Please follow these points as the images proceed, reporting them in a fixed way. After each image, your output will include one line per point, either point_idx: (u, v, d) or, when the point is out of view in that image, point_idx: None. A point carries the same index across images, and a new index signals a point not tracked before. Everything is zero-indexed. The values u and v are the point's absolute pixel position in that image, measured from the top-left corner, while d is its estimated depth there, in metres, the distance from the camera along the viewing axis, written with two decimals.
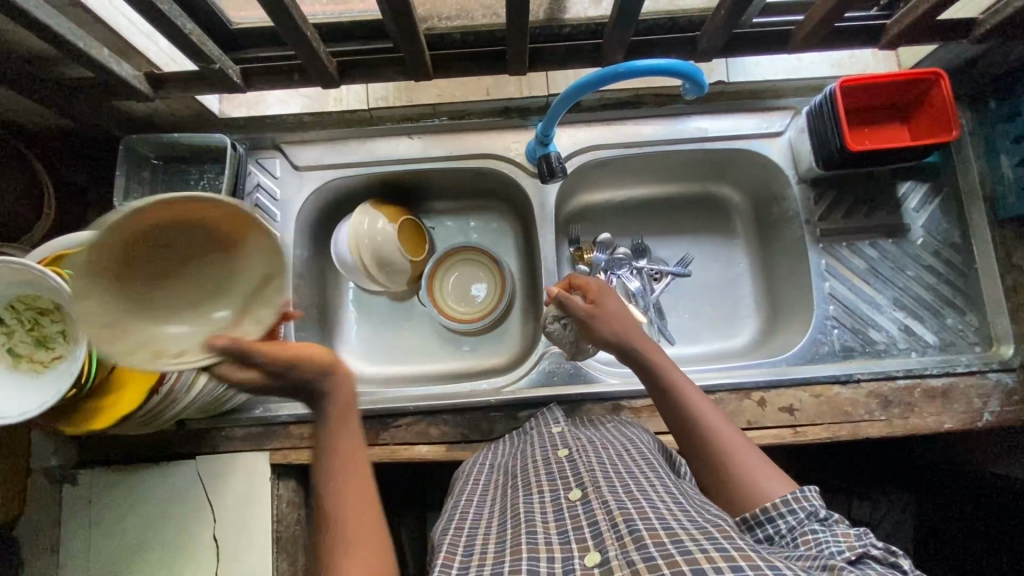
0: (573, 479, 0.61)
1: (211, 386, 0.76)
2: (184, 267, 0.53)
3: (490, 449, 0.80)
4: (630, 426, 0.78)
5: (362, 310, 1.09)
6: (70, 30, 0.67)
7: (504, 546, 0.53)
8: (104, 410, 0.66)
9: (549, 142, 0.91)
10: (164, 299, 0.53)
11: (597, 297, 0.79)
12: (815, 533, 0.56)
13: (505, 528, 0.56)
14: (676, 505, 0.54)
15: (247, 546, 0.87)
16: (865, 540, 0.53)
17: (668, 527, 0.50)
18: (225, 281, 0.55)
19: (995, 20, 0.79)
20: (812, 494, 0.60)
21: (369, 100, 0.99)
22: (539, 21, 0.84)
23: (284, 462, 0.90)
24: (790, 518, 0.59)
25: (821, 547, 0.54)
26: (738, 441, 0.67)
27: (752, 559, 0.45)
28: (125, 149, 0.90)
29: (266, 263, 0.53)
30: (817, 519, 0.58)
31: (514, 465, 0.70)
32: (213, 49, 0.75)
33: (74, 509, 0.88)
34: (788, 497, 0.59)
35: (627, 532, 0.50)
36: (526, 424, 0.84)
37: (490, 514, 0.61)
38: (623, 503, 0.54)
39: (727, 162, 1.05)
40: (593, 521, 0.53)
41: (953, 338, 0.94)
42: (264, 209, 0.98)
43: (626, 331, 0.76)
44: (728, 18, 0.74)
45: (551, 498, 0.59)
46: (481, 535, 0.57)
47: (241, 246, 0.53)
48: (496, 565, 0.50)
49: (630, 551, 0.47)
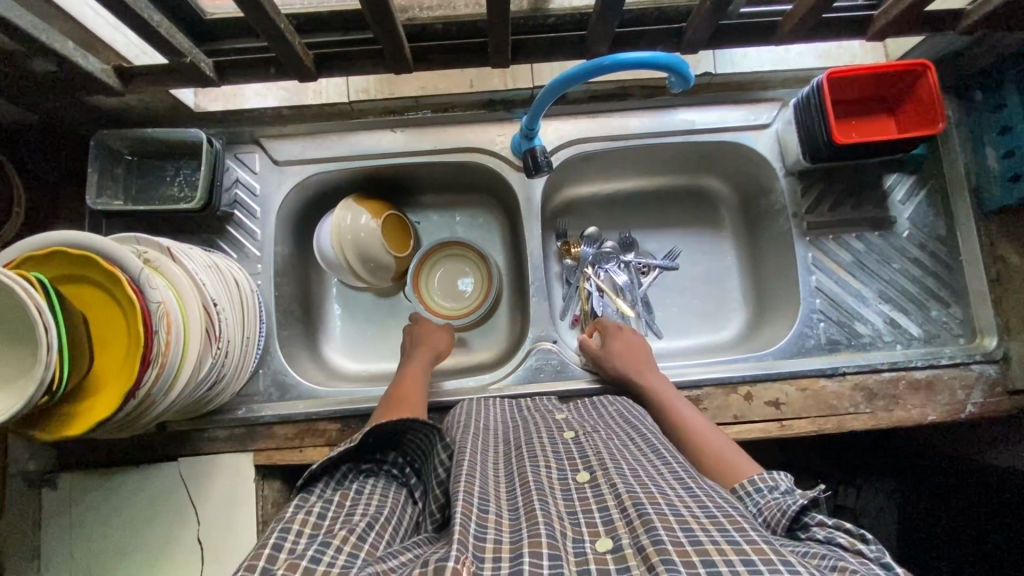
0: (581, 461, 0.62)
1: (189, 389, 0.74)
2: (22, 339, 0.59)
3: (483, 407, 0.83)
4: (632, 407, 0.79)
5: (346, 308, 1.08)
6: (33, 23, 0.64)
7: (521, 512, 0.53)
8: (81, 415, 0.64)
9: (535, 135, 0.89)
10: (16, 372, 0.59)
11: (616, 330, 0.95)
12: (777, 500, 0.60)
13: (517, 492, 0.57)
14: (688, 492, 0.55)
15: (230, 547, 0.86)
16: (835, 533, 0.55)
17: (677, 513, 0.50)
18: (28, 327, 0.59)
19: (984, 11, 0.77)
20: (781, 477, 0.64)
21: (349, 92, 0.96)
22: (525, 10, 0.81)
23: (268, 463, 0.89)
24: (756, 496, 0.63)
25: (780, 510, 0.59)
26: (719, 440, 0.74)
27: (765, 552, 0.44)
28: (96, 144, 0.87)
29: (9, 295, 0.56)
30: (779, 490, 0.62)
31: (516, 437, 0.71)
32: (183, 41, 0.72)
33: (53, 514, 0.86)
34: (756, 478, 0.64)
35: (636, 516, 0.50)
36: (522, 402, 0.86)
37: (498, 477, 0.62)
38: (632, 488, 0.54)
39: (713, 154, 1.03)
40: (603, 505, 0.53)
41: (938, 330, 0.94)
42: (244, 205, 0.96)
43: (624, 360, 0.89)
44: (714, 9, 0.73)
45: (559, 475, 0.60)
46: (493, 494, 0.57)
47: (13, 300, 0.57)
48: (514, 533, 0.50)
49: (640, 536, 0.47)
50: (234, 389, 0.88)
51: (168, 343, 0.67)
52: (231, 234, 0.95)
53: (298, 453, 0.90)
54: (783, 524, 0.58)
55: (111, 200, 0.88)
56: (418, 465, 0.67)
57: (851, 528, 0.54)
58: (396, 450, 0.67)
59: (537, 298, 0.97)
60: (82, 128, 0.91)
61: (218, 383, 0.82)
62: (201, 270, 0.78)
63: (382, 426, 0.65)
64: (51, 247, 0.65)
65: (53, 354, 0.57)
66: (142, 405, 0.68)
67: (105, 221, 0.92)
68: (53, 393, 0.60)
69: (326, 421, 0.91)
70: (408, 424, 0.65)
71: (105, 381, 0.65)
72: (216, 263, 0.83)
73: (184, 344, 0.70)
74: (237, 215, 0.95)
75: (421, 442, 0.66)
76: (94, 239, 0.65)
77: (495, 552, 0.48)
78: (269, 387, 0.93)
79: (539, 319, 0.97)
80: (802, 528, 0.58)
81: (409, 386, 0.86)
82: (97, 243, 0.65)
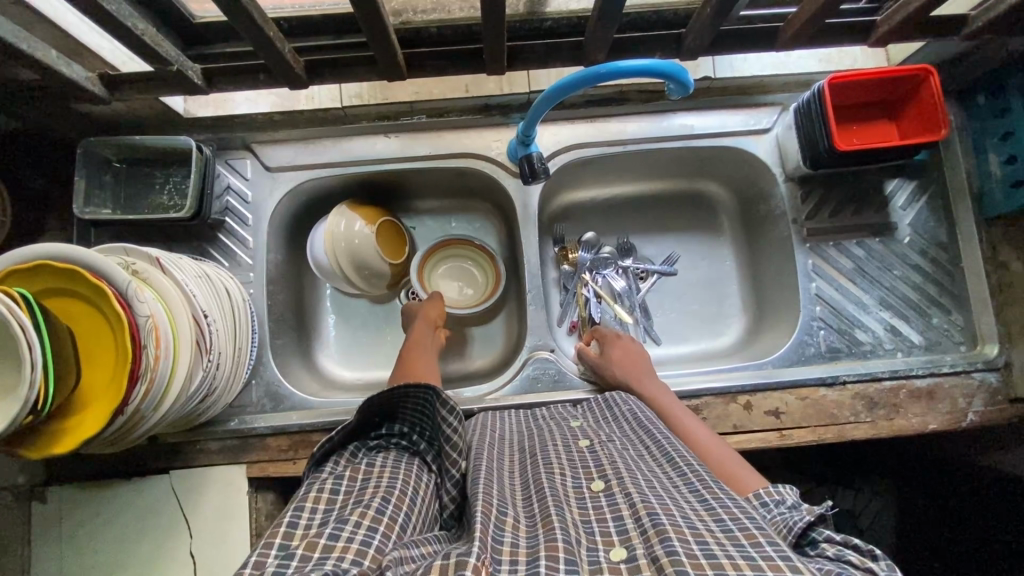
0: (595, 470, 0.60)
1: (179, 402, 0.72)
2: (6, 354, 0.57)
3: (497, 417, 0.82)
4: (644, 409, 0.77)
5: (340, 314, 1.06)
6: (14, 32, 0.62)
7: (537, 518, 0.52)
8: (68, 433, 0.62)
9: (531, 141, 0.87)
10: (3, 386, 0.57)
11: (610, 341, 0.93)
12: (783, 514, 0.59)
13: (531, 500, 0.56)
14: (704, 505, 0.53)
15: (224, 563, 0.85)
16: (845, 550, 0.53)
17: (691, 526, 0.49)
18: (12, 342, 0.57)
19: (987, 16, 0.76)
20: (787, 491, 0.62)
21: (342, 98, 0.94)
22: (519, 14, 0.80)
23: (261, 476, 0.88)
24: (762, 510, 0.61)
25: (785, 524, 0.57)
26: (722, 450, 0.73)
27: (781, 569, 0.42)
28: (83, 152, 0.85)
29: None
30: (785, 505, 0.60)
31: (530, 445, 0.70)
32: (170, 49, 0.71)
33: (42, 529, 0.85)
34: (762, 491, 0.63)
35: (650, 526, 0.48)
36: (536, 411, 0.84)
37: (514, 486, 0.61)
38: (647, 498, 0.53)
39: (713, 158, 1.02)
40: (617, 514, 0.52)
41: (939, 337, 0.94)
42: (235, 212, 0.94)
43: (624, 369, 0.88)
44: (714, 15, 0.71)
45: (573, 484, 0.58)
46: (507, 502, 0.56)
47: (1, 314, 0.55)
48: (531, 539, 0.49)
49: (653, 546, 0.46)
50: (227, 400, 0.86)
51: (156, 359, 0.65)
52: (223, 243, 0.93)
53: (291, 465, 0.89)
54: (791, 540, 0.56)
55: (99, 209, 0.87)
56: (427, 432, 0.65)
57: (860, 544, 0.53)
58: (401, 420, 0.65)
59: (535, 305, 0.96)
60: (68, 135, 0.88)
61: (209, 397, 0.80)
62: (190, 281, 0.76)
63: (378, 398, 0.64)
64: (34, 260, 0.63)
65: (38, 373, 0.55)
66: (131, 419, 0.66)
67: (93, 230, 0.90)
68: (38, 411, 0.58)
69: (320, 432, 0.90)
70: (402, 390, 0.64)
71: (93, 396, 0.63)
72: (206, 272, 0.82)
73: (173, 358, 0.69)
74: (228, 222, 0.93)
75: (420, 407, 0.65)
76: (78, 251, 0.64)
77: (512, 555, 0.48)
78: (262, 398, 0.92)
79: (537, 327, 0.96)
80: (810, 544, 0.56)
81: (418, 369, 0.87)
82: (83, 255, 0.64)
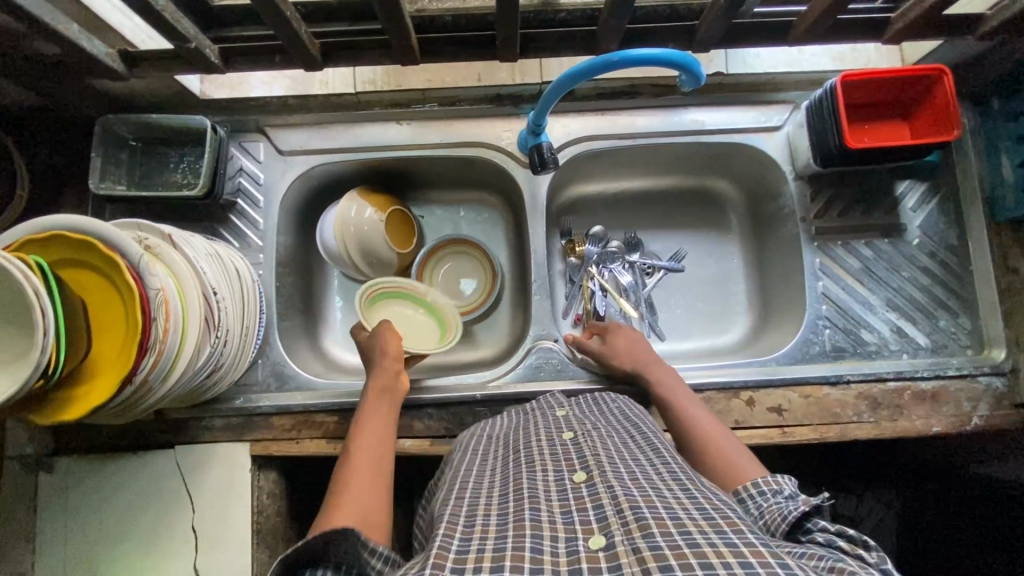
0: (578, 461, 0.60)
1: (186, 376, 0.73)
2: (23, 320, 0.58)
3: (489, 424, 0.81)
4: (633, 407, 0.78)
5: (347, 299, 1.07)
6: (38, 5, 0.64)
7: (506, 520, 0.52)
8: (75, 402, 0.63)
9: (541, 131, 0.87)
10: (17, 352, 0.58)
11: (610, 336, 0.92)
12: (780, 504, 0.59)
13: (507, 500, 0.56)
14: (686, 493, 0.54)
15: (224, 538, 0.85)
16: (830, 536, 0.54)
17: (675, 516, 0.49)
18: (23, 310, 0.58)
19: (1003, 16, 0.76)
20: (785, 480, 0.62)
21: (356, 83, 0.95)
22: (534, 5, 0.79)
23: (264, 454, 0.89)
24: (759, 498, 0.61)
25: (779, 511, 0.58)
26: (724, 443, 0.72)
27: (764, 557, 0.43)
28: (101, 129, 0.87)
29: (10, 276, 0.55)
30: (781, 495, 0.60)
31: (516, 440, 0.70)
32: (189, 27, 0.72)
33: (49, 498, 0.86)
34: (758, 480, 0.62)
35: (633, 518, 0.48)
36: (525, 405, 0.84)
37: (494, 487, 0.60)
38: (631, 491, 0.53)
39: (723, 156, 1.02)
40: (598, 504, 0.52)
41: (945, 340, 0.93)
42: (247, 194, 0.95)
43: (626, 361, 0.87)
44: (727, 8, 0.71)
45: (555, 477, 0.58)
46: (482, 508, 0.55)
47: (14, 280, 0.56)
48: (497, 543, 0.48)
49: (635, 538, 0.46)
50: (231, 380, 0.87)
51: (165, 332, 0.66)
52: (234, 224, 0.94)
53: (293, 444, 0.90)
54: (783, 529, 0.57)
55: (114, 186, 0.88)
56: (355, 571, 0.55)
57: (853, 534, 0.53)
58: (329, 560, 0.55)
59: (539, 295, 0.97)
60: (87, 112, 0.90)
61: (216, 373, 0.81)
62: (201, 258, 0.77)
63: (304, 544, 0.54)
64: (51, 230, 0.65)
65: (49, 337, 0.56)
66: (138, 390, 0.67)
67: (108, 206, 0.92)
68: (49, 375, 0.59)
69: (324, 413, 0.91)
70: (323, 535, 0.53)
71: (100, 367, 0.64)
72: (217, 251, 0.83)
73: (181, 333, 0.70)
74: (240, 203, 0.95)
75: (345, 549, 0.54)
76: (87, 220, 0.65)
77: (476, 562, 0.46)
78: (268, 377, 0.93)
79: (540, 317, 0.96)
80: (805, 533, 0.57)
81: (361, 470, 0.67)
82: (90, 228, 0.65)
